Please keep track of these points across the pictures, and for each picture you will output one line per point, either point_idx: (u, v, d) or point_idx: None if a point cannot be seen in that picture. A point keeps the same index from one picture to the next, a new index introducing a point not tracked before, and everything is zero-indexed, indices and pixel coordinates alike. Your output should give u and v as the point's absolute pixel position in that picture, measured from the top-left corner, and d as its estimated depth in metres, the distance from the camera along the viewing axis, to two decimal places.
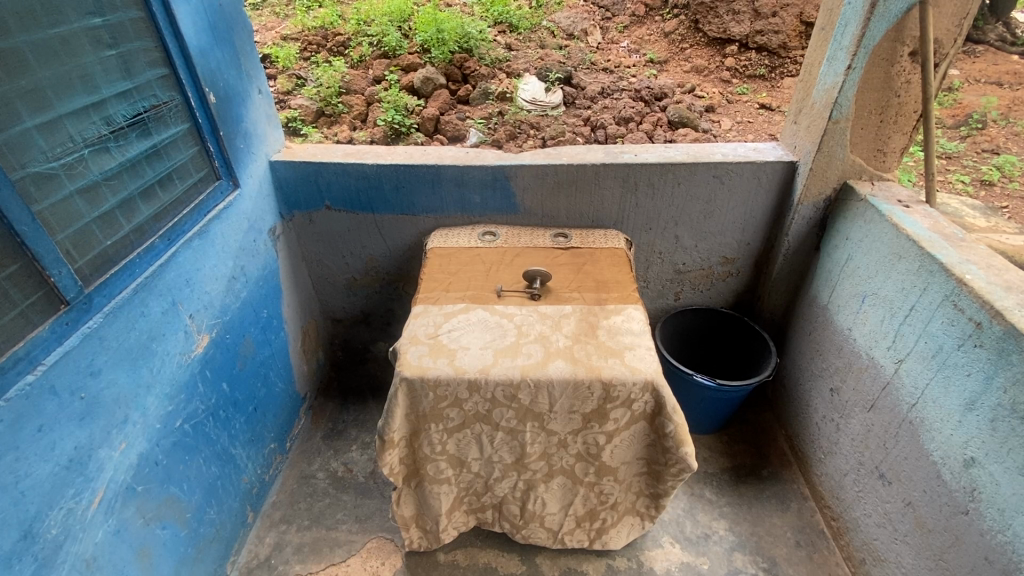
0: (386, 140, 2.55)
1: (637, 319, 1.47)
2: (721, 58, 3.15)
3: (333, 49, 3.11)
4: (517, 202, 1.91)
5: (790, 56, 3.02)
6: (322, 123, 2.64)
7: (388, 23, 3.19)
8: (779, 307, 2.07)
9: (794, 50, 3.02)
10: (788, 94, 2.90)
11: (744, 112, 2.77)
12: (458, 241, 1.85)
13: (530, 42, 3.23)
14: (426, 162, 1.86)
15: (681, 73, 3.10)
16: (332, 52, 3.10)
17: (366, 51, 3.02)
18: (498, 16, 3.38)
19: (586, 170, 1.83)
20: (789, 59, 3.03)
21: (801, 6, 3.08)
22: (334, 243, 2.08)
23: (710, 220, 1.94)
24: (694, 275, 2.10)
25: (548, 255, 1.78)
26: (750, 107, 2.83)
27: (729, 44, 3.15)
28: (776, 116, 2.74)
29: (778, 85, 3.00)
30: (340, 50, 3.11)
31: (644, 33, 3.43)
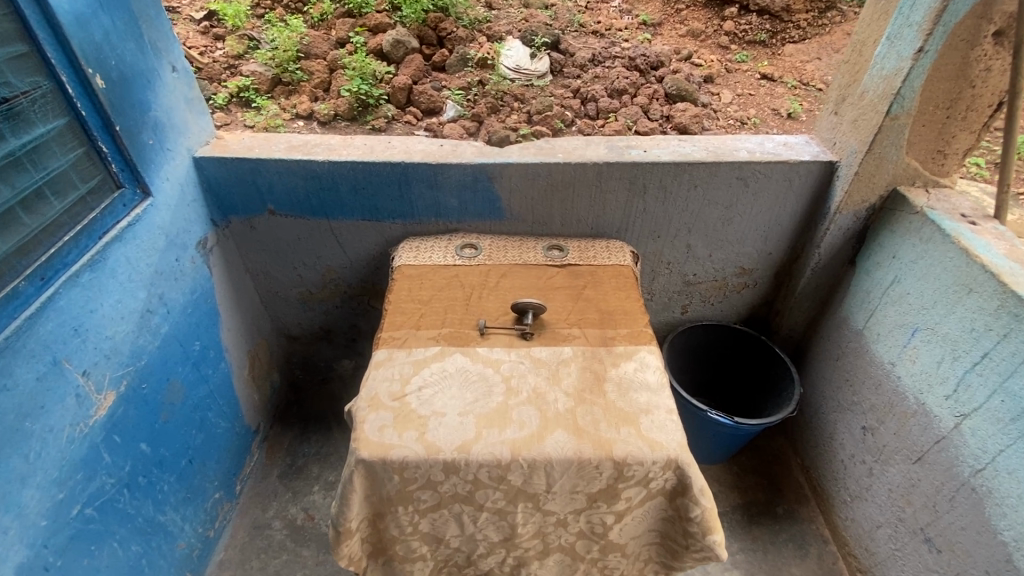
0: (351, 114, 2.17)
1: (652, 368, 1.20)
2: (719, 21, 2.77)
3: (289, 5, 2.62)
4: (503, 207, 1.59)
5: (793, 20, 2.68)
6: (279, 93, 2.26)
7: None
8: (800, 324, 1.82)
9: (798, 14, 2.68)
10: (793, 64, 2.57)
11: (744, 83, 2.45)
12: (431, 257, 1.52)
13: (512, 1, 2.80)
14: (388, 159, 1.51)
15: (675, 38, 2.72)
16: (288, 8, 2.62)
17: (328, 8, 2.56)
18: None
19: (585, 171, 1.51)
20: (791, 24, 2.69)
21: None
22: (282, 252, 1.74)
23: (728, 227, 1.66)
24: (704, 286, 1.83)
25: (541, 274, 1.47)
26: (750, 77, 2.50)
27: (728, 5, 2.78)
28: (778, 88, 2.43)
29: (778, 53, 2.67)
30: (299, 6, 2.62)
31: None
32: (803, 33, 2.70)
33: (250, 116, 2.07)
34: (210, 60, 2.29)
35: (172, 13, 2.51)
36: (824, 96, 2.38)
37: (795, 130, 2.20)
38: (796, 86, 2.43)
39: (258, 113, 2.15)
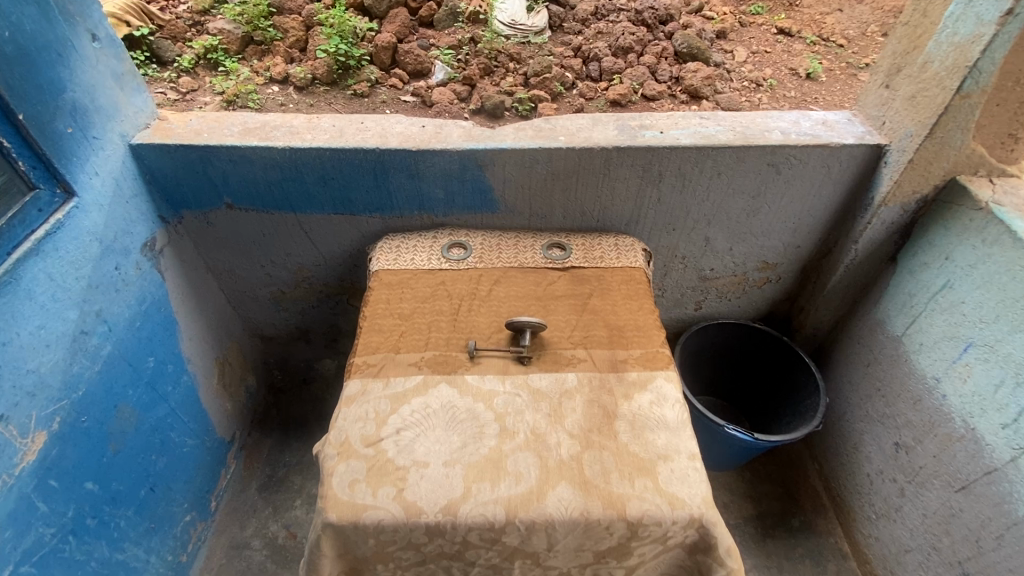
0: (330, 79, 1.87)
1: (671, 401, 1.03)
2: None
3: None
4: (496, 198, 1.37)
5: None
6: (251, 54, 1.96)
7: None
8: (826, 324, 1.65)
9: None
10: (811, 16, 2.26)
11: (759, 39, 2.16)
12: (413, 260, 1.32)
13: None
14: (360, 144, 1.29)
15: None
16: None
17: None
18: None
19: (590, 158, 1.29)
20: None
21: None
22: (247, 249, 1.54)
23: (753, 219, 1.46)
24: (721, 282, 1.65)
25: (540, 280, 1.27)
26: (765, 32, 2.19)
27: None
28: (797, 44, 2.14)
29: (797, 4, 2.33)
30: None
31: None
32: None
33: (218, 82, 1.78)
34: (171, 17, 1.96)
35: None
36: (846, 53, 2.10)
37: (814, 92, 1.93)
38: (815, 43, 2.14)
39: (227, 79, 1.85)
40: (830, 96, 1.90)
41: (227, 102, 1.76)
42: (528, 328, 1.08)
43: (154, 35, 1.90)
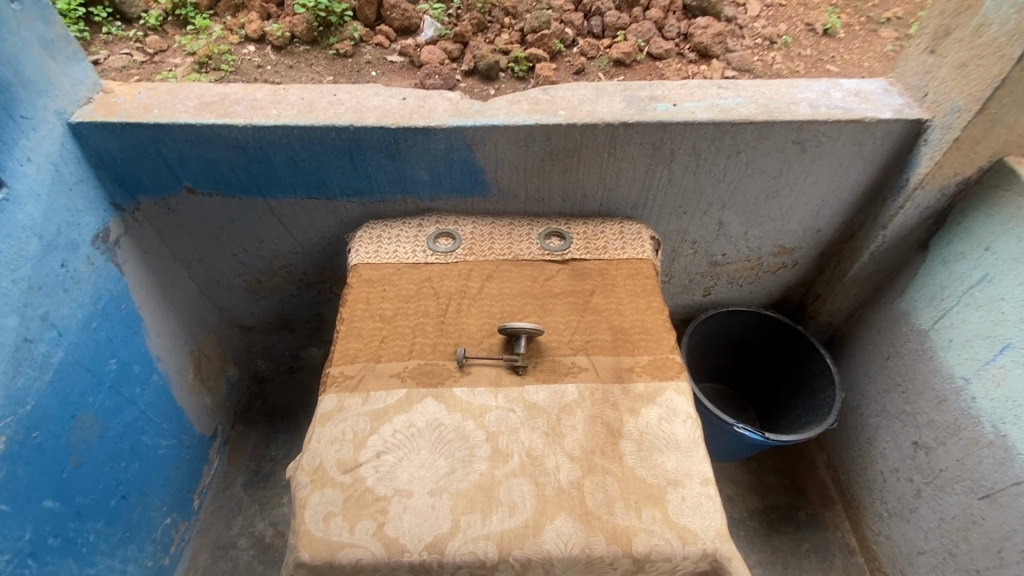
0: (310, 37, 1.64)
1: (682, 416, 0.92)
2: None
3: None
4: (487, 180, 1.23)
5: None
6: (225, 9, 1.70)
7: None
8: (843, 312, 1.54)
9: None
10: None
11: None
12: (395, 252, 1.19)
13: None
14: (332, 120, 1.13)
15: None
16: None
17: None
18: None
19: (593, 136, 1.15)
20: None
21: None
22: (216, 236, 1.41)
23: (772, 201, 1.33)
24: (733, 267, 1.53)
25: (537, 275, 1.15)
26: None
27: None
28: None
29: None
30: None
31: None
32: None
33: (189, 41, 1.56)
34: None
35: None
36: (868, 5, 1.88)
37: (831, 51, 1.74)
38: None
39: (197, 37, 1.62)
40: (850, 54, 1.71)
41: (200, 63, 1.55)
42: (525, 334, 0.97)
43: None
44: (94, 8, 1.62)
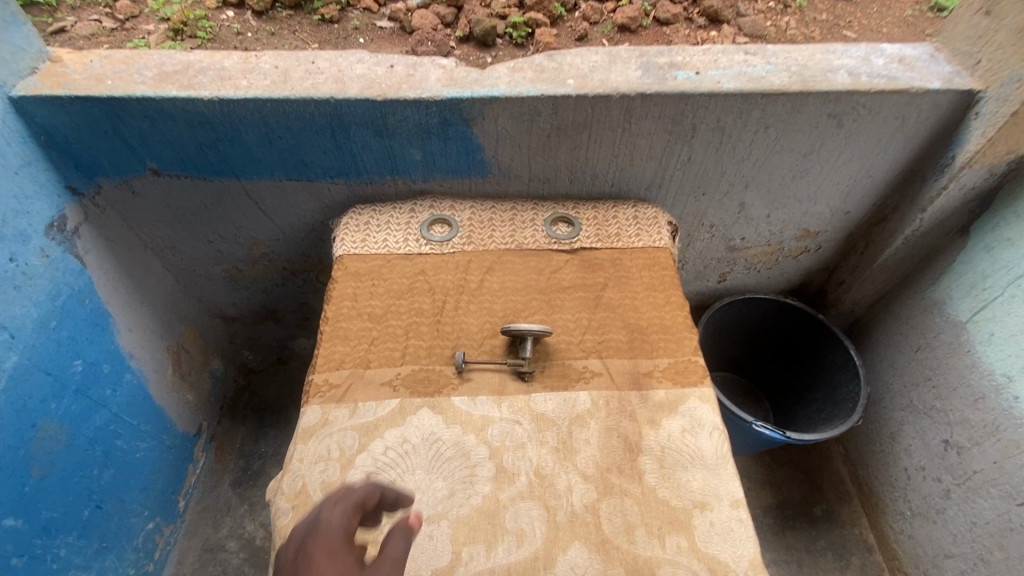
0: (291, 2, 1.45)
1: (708, 428, 0.83)
2: None
3: None
4: (487, 159, 1.10)
5: None
6: None
7: None
8: (868, 299, 1.44)
9: None
10: None
11: None
12: (385, 241, 1.07)
13: None
14: (310, 92, 1.00)
15: None
16: None
17: None
18: None
19: (606, 110, 1.02)
20: None
21: None
22: (189, 222, 1.28)
23: (799, 181, 1.21)
24: (752, 252, 1.42)
25: (544, 266, 1.03)
26: None
27: None
28: None
29: None
30: None
31: None
32: None
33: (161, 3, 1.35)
34: None
35: None
36: None
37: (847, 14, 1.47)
38: None
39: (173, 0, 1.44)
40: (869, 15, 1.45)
41: (175, 30, 1.34)
42: (532, 335, 0.87)
43: None
44: None
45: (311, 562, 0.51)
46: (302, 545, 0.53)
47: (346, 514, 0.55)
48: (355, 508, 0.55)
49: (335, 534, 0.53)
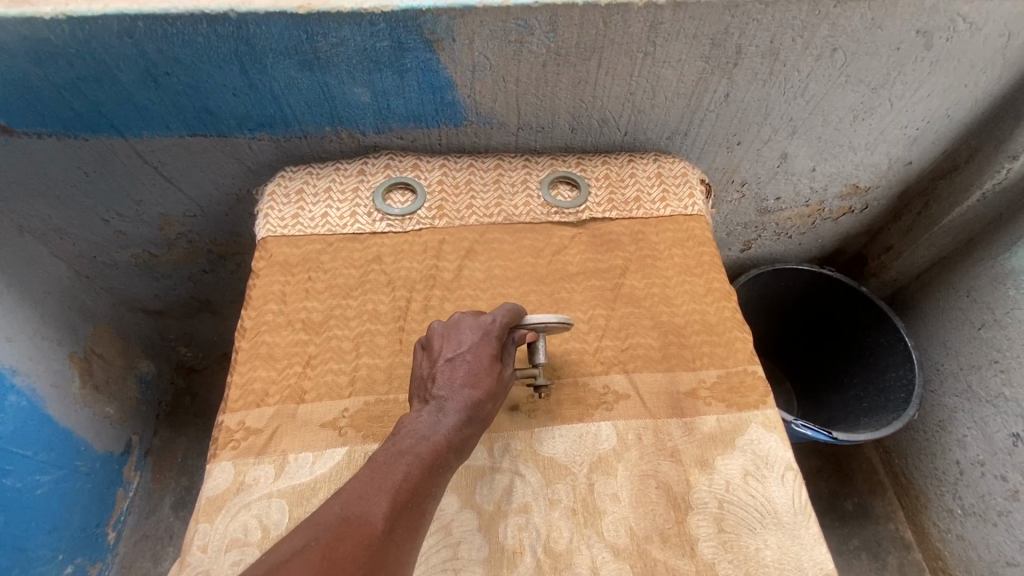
0: None
1: (778, 469, 0.60)
2: None
3: None
4: (460, 100, 0.82)
5: None
6: None
7: None
8: (918, 267, 1.22)
9: None
10: None
11: None
12: (325, 216, 0.79)
13: None
14: (199, 4, 0.69)
15: None
16: None
17: None
18: None
19: (624, 25, 0.74)
20: None
21: None
22: (68, 197, 0.97)
23: (860, 125, 0.95)
24: (786, 215, 1.18)
25: (542, 245, 0.78)
26: None
27: None
28: None
29: None
30: None
31: None
32: None
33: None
34: None
35: None
36: None
37: None
38: None
39: None
40: None
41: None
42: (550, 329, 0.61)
43: None
44: None
45: (472, 345, 0.58)
46: (454, 338, 0.58)
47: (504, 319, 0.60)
48: (510, 320, 0.60)
49: (490, 340, 0.58)
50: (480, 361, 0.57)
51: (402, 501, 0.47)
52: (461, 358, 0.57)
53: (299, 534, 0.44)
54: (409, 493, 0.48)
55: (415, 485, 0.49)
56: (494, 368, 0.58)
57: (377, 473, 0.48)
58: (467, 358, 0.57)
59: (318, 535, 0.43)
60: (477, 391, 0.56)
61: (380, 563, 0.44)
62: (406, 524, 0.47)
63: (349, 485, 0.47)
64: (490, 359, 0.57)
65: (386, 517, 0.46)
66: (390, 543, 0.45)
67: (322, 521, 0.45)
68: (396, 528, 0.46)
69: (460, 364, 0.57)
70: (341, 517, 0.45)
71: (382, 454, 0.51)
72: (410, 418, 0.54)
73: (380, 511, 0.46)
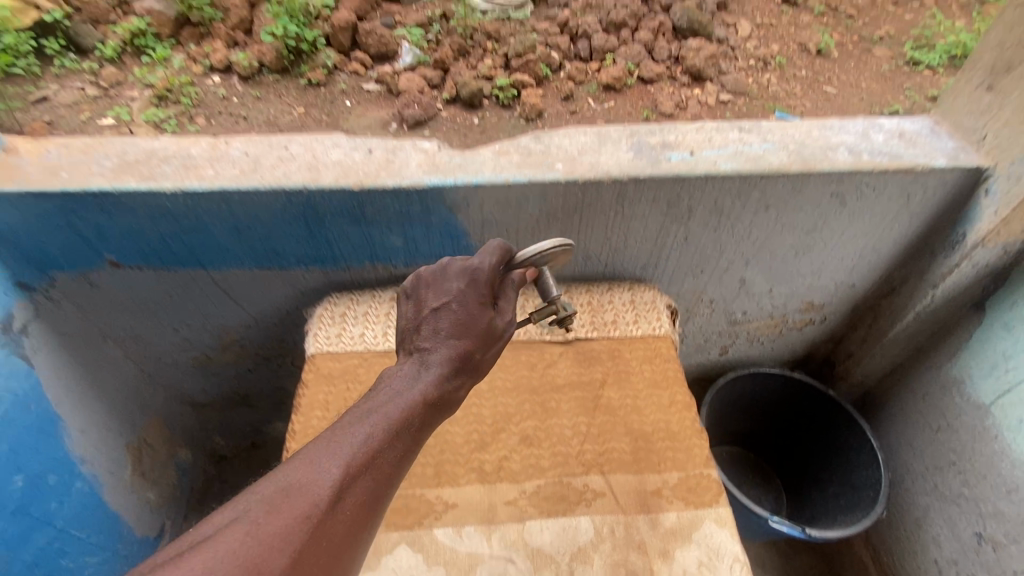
0: (276, 69, 1.28)
1: (727, 558, 0.75)
2: None
3: None
4: (472, 244, 1.03)
5: None
6: (188, 38, 1.32)
7: None
8: (879, 372, 1.36)
9: None
10: None
11: None
12: (362, 336, 0.98)
13: None
14: (280, 183, 0.93)
15: None
16: None
17: None
18: None
19: (597, 193, 0.96)
20: None
21: None
22: (150, 312, 1.19)
23: (802, 257, 1.15)
24: (754, 325, 1.35)
25: (537, 360, 0.95)
26: None
27: None
28: None
29: None
30: None
31: None
32: None
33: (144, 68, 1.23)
34: None
35: None
36: None
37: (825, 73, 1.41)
38: None
39: (154, 70, 1.27)
40: (845, 76, 1.39)
41: (159, 97, 1.22)
42: (547, 253, 0.77)
43: (71, 20, 1.28)
44: (47, 39, 1.25)
45: (459, 295, 0.73)
46: (442, 289, 0.74)
47: (488, 261, 0.75)
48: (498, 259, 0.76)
49: (474, 287, 0.74)
50: (464, 306, 0.72)
51: (356, 467, 0.58)
52: (446, 307, 0.73)
53: (253, 494, 0.54)
54: (364, 458, 0.59)
55: (370, 455, 0.60)
56: (482, 306, 0.73)
57: (336, 441, 0.59)
58: (455, 307, 0.72)
59: (269, 498, 0.54)
60: (459, 339, 0.72)
61: (326, 518, 0.54)
62: (355, 486, 0.57)
63: (307, 454, 0.58)
64: (477, 301, 0.73)
65: (335, 483, 0.57)
66: (340, 506, 0.55)
67: (273, 484, 0.55)
68: (343, 493, 0.57)
69: (454, 307, 0.73)
70: (293, 483, 0.55)
71: (345, 425, 0.62)
72: (389, 378, 0.68)
73: (330, 477, 0.57)
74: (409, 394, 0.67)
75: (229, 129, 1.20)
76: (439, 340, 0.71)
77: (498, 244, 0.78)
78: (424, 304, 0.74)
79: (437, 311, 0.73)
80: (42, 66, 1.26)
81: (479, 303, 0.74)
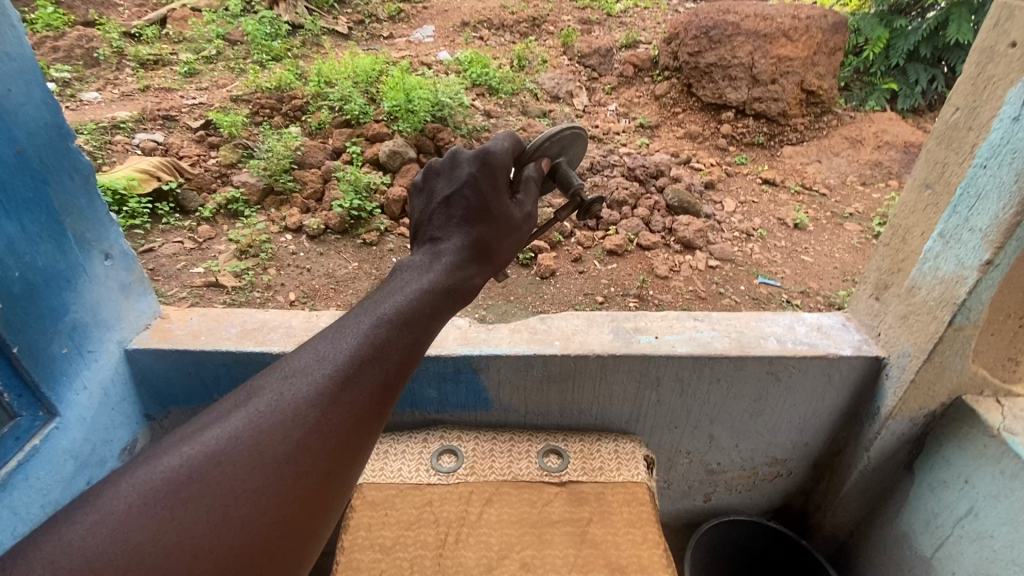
0: (343, 229, 2.01)
1: None
2: (716, 125, 2.65)
3: (289, 113, 2.47)
4: (490, 397, 1.32)
5: (790, 124, 2.59)
6: (269, 203, 2.08)
7: (354, 87, 2.55)
8: (846, 525, 1.52)
9: (794, 119, 2.59)
10: (792, 167, 2.47)
11: (745, 189, 2.32)
12: (401, 470, 1.24)
13: (510, 109, 2.58)
14: None
15: (673, 140, 2.57)
16: (287, 118, 2.46)
17: (326, 117, 2.38)
18: (475, 78, 2.71)
19: (585, 364, 1.28)
20: (788, 127, 2.60)
21: (803, 72, 2.59)
22: None
23: (757, 418, 1.41)
24: (730, 475, 1.56)
25: (536, 498, 1.20)
26: (751, 182, 2.36)
27: (724, 110, 2.65)
28: (781, 196, 2.29)
29: (778, 155, 2.56)
30: (297, 116, 2.47)
31: (632, 96, 2.83)
32: (800, 136, 2.62)
33: (236, 232, 1.90)
34: (200, 170, 2.14)
35: (174, 127, 2.42)
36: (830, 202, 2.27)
37: (805, 242, 2.07)
38: (799, 192, 2.31)
39: (242, 228, 1.99)
40: (819, 246, 2.05)
41: (242, 251, 1.88)
42: (552, 137, 1.04)
43: (181, 187, 2.07)
44: (161, 204, 2.02)
45: (474, 181, 0.90)
46: (455, 177, 0.92)
47: (500, 146, 0.94)
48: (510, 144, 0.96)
49: (485, 172, 0.91)
50: (476, 188, 0.90)
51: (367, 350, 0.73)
52: (462, 191, 0.90)
53: (274, 376, 0.69)
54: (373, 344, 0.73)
55: (374, 341, 0.74)
56: (495, 189, 0.91)
57: (347, 329, 0.74)
58: (469, 193, 0.90)
59: (285, 379, 0.69)
60: (474, 223, 0.89)
61: (337, 394, 0.69)
62: (363, 363, 0.72)
63: (313, 343, 0.73)
64: (489, 181, 0.90)
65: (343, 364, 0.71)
66: (347, 386, 0.70)
67: (290, 369, 0.70)
68: (351, 373, 0.71)
69: (473, 189, 0.90)
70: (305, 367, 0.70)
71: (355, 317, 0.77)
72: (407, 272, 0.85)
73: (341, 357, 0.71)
74: (400, 301, 0.79)
75: (294, 276, 1.86)
76: (453, 228, 0.90)
77: (508, 135, 0.97)
78: (437, 195, 0.93)
79: (452, 197, 0.91)
80: (157, 220, 1.99)
81: (492, 186, 0.91)
